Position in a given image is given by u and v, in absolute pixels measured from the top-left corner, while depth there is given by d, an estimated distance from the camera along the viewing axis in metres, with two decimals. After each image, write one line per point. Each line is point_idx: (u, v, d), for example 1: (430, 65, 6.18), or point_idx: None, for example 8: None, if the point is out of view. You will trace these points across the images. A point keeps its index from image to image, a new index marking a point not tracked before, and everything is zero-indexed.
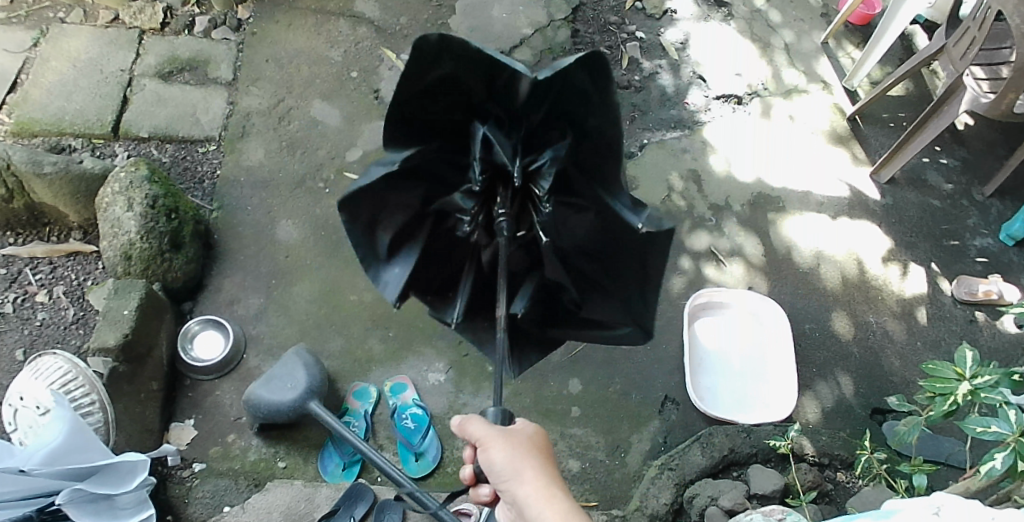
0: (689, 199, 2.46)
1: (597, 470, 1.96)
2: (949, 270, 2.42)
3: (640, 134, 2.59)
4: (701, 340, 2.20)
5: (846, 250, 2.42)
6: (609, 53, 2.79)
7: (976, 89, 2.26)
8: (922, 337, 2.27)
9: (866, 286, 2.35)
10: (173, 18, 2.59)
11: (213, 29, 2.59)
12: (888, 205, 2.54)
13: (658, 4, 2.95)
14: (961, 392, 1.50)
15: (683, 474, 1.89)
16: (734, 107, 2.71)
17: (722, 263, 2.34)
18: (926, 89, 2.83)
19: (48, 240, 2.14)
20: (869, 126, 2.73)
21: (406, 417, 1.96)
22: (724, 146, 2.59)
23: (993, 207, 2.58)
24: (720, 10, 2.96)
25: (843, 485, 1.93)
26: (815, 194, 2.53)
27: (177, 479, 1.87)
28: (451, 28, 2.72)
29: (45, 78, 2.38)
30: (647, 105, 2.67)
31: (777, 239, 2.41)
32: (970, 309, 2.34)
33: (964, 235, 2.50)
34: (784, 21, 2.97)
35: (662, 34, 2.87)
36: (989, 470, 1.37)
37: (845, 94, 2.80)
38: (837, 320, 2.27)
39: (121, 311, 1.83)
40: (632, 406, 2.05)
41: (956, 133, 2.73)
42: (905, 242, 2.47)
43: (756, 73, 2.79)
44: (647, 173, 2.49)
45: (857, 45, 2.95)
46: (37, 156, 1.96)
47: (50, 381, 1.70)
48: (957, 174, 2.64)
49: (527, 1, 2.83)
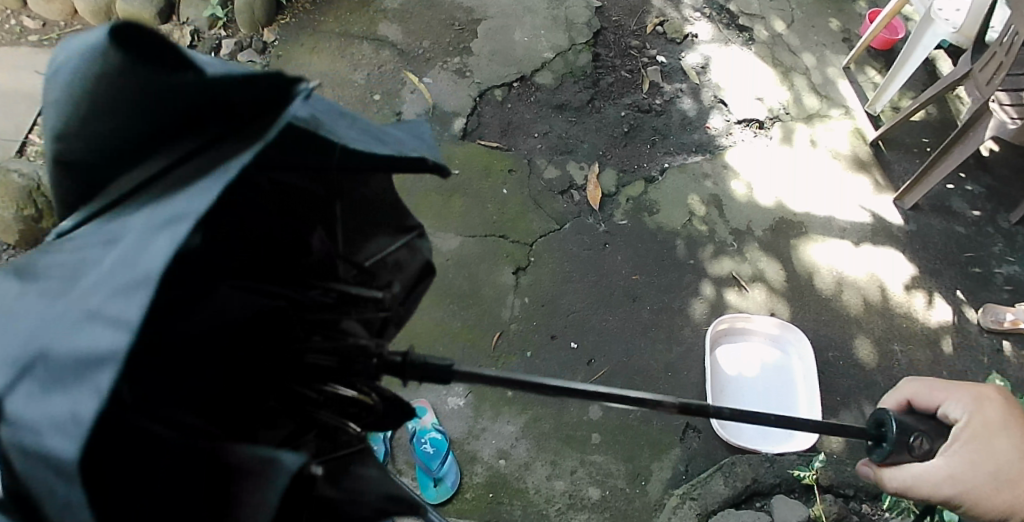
0: (710, 224, 2.44)
1: (617, 498, 1.93)
2: (975, 298, 2.39)
3: (660, 158, 2.59)
4: (726, 368, 2.18)
5: (868, 272, 2.40)
6: (630, 77, 2.80)
7: (1003, 114, 2.24)
8: (948, 367, 2.24)
9: (890, 312, 2.32)
10: (200, 42, 2.62)
11: (239, 52, 2.62)
12: (912, 232, 2.52)
13: (678, 28, 2.97)
14: None
15: (704, 504, 1.87)
16: (755, 132, 2.70)
17: (744, 288, 2.32)
18: (949, 115, 2.82)
19: None
20: (892, 151, 2.71)
21: (425, 441, 1.92)
22: (746, 171, 2.58)
23: (1019, 234, 2.55)
24: (741, 35, 2.97)
25: (870, 517, 1.89)
26: (838, 220, 2.51)
27: None
28: (473, 52, 2.74)
29: None
30: (668, 129, 2.67)
31: (799, 265, 2.39)
32: (997, 337, 2.31)
33: (990, 263, 2.47)
34: (805, 46, 2.97)
35: (682, 58, 2.88)
36: None
37: (868, 119, 2.78)
38: (860, 346, 2.25)
39: None
40: (653, 433, 2.03)
41: (980, 159, 2.72)
42: (929, 269, 2.44)
43: (776, 97, 2.79)
44: (668, 197, 2.48)
45: (880, 69, 2.94)
46: None
47: None
48: (982, 200, 2.61)
49: (548, 25, 2.86)
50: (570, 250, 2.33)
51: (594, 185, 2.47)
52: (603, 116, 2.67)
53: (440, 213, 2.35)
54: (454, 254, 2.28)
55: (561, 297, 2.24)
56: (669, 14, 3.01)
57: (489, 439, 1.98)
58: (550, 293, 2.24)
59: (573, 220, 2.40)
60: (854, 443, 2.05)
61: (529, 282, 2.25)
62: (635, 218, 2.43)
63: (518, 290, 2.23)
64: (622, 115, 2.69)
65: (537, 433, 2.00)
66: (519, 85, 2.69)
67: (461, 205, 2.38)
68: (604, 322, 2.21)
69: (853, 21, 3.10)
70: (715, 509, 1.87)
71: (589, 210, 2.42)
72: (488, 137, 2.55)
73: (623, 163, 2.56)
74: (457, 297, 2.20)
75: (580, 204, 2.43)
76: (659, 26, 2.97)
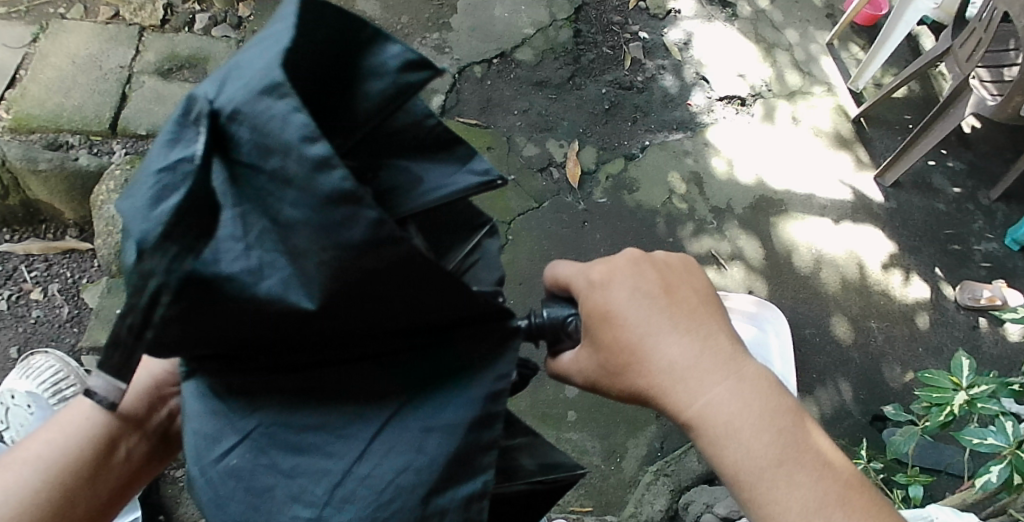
0: (690, 201, 2.43)
1: (592, 475, 1.93)
2: (953, 275, 2.40)
3: (641, 136, 2.57)
4: None
5: (847, 250, 2.40)
6: (611, 53, 2.77)
7: (983, 92, 2.22)
8: (924, 344, 2.25)
9: (868, 290, 2.33)
10: (173, 16, 2.56)
11: (213, 27, 2.57)
12: (892, 209, 2.51)
13: (660, 4, 2.93)
14: (957, 403, 1.50)
15: (678, 480, 1.88)
16: (737, 109, 2.68)
17: (723, 266, 2.31)
18: (931, 92, 2.80)
19: (45, 237, 2.11)
20: (874, 128, 2.69)
21: None
22: (728, 148, 2.57)
23: (998, 211, 2.55)
24: (724, 10, 2.94)
25: None
26: (818, 197, 2.50)
27: (170, 479, 1.81)
28: (453, 27, 2.70)
29: (43, 73, 2.33)
30: (649, 106, 2.65)
31: (778, 243, 2.38)
32: (974, 314, 2.32)
33: (969, 240, 2.47)
34: (788, 22, 2.95)
35: (665, 34, 2.85)
36: (984, 483, 1.35)
37: (851, 97, 2.76)
38: (838, 324, 2.25)
39: (112, 310, 1.83)
40: (629, 411, 2.03)
41: (962, 136, 2.71)
42: (908, 246, 2.44)
43: (759, 74, 2.76)
44: (648, 175, 2.47)
45: (863, 46, 2.92)
46: (32, 153, 1.93)
47: (41, 379, 1.66)
48: (963, 178, 2.61)
49: (529, 0, 2.82)
50: (548, 228, 2.32)
51: (573, 162, 2.45)
52: (584, 93, 2.65)
53: None
54: None
55: (539, 275, 2.22)
56: None
57: None
58: (527, 271, 2.23)
59: (552, 197, 2.38)
60: (828, 419, 2.07)
61: (507, 260, 2.24)
62: (615, 196, 2.41)
63: None
64: (603, 92, 2.66)
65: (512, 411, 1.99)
66: (499, 61, 2.65)
67: None
68: None
69: None
70: (692, 488, 1.87)
71: (568, 188, 2.41)
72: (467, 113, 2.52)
73: (604, 141, 2.54)
74: None
75: (559, 182, 2.42)
76: (642, 2, 2.93)
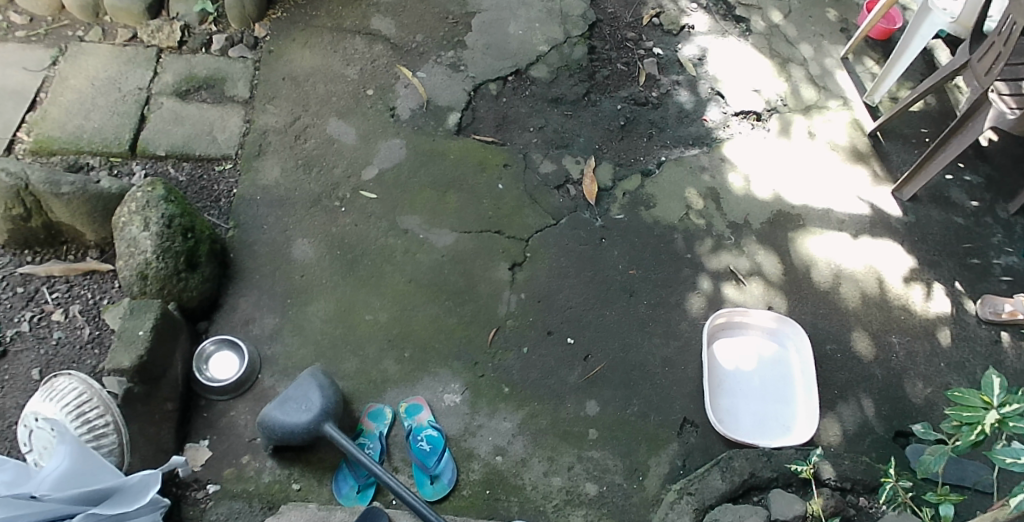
0: (707, 217, 2.43)
1: (614, 493, 1.92)
2: (973, 289, 2.38)
3: (657, 152, 2.57)
4: (722, 362, 2.17)
5: (866, 264, 2.40)
6: (626, 69, 2.78)
7: (1002, 105, 2.22)
8: (946, 359, 2.23)
9: (888, 304, 2.32)
10: (190, 37, 2.58)
11: (229, 48, 2.58)
12: (910, 222, 2.50)
13: (674, 20, 2.95)
14: (988, 422, 1.47)
15: (701, 499, 1.86)
16: (752, 124, 2.68)
17: (741, 282, 2.31)
18: (947, 105, 2.80)
19: (65, 258, 2.12)
20: (890, 142, 2.69)
21: (421, 439, 1.93)
22: (744, 163, 2.57)
23: (1017, 224, 2.53)
24: (738, 26, 2.95)
25: (866, 511, 1.89)
26: (835, 212, 2.49)
27: (191, 500, 1.81)
28: (467, 45, 2.72)
29: (63, 96, 2.36)
30: (664, 122, 2.65)
31: (797, 258, 2.38)
32: (995, 329, 2.31)
33: (988, 254, 2.46)
34: (802, 37, 2.95)
35: (679, 50, 2.86)
36: (1019, 503, 1.34)
37: (866, 110, 2.76)
38: (859, 340, 2.24)
39: (136, 331, 1.79)
40: (650, 428, 2.02)
41: (978, 149, 2.70)
42: (927, 260, 2.42)
43: (773, 89, 2.77)
44: (665, 191, 2.46)
45: (877, 60, 2.92)
46: (55, 176, 1.94)
47: (65, 402, 1.66)
48: (981, 191, 2.60)
49: (543, 18, 2.84)
50: (566, 245, 2.32)
51: (590, 179, 2.46)
52: (599, 109, 2.65)
53: (435, 210, 2.34)
54: (449, 250, 2.27)
55: (558, 292, 2.22)
56: (665, 6, 2.99)
57: (486, 436, 1.96)
58: (546, 289, 2.22)
59: (570, 214, 2.38)
60: (851, 436, 2.06)
61: (526, 278, 2.24)
62: (632, 212, 2.41)
63: (514, 286, 2.22)
64: (618, 109, 2.66)
65: (533, 429, 1.99)
66: (514, 79, 2.67)
67: (456, 202, 2.36)
68: (602, 317, 2.20)
69: (851, 11, 3.08)
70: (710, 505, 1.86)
71: (585, 205, 2.41)
72: (483, 132, 2.53)
73: (620, 157, 2.54)
74: (453, 293, 2.19)
75: (576, 199, 2.42)
76: (655, 18, 2.95)
